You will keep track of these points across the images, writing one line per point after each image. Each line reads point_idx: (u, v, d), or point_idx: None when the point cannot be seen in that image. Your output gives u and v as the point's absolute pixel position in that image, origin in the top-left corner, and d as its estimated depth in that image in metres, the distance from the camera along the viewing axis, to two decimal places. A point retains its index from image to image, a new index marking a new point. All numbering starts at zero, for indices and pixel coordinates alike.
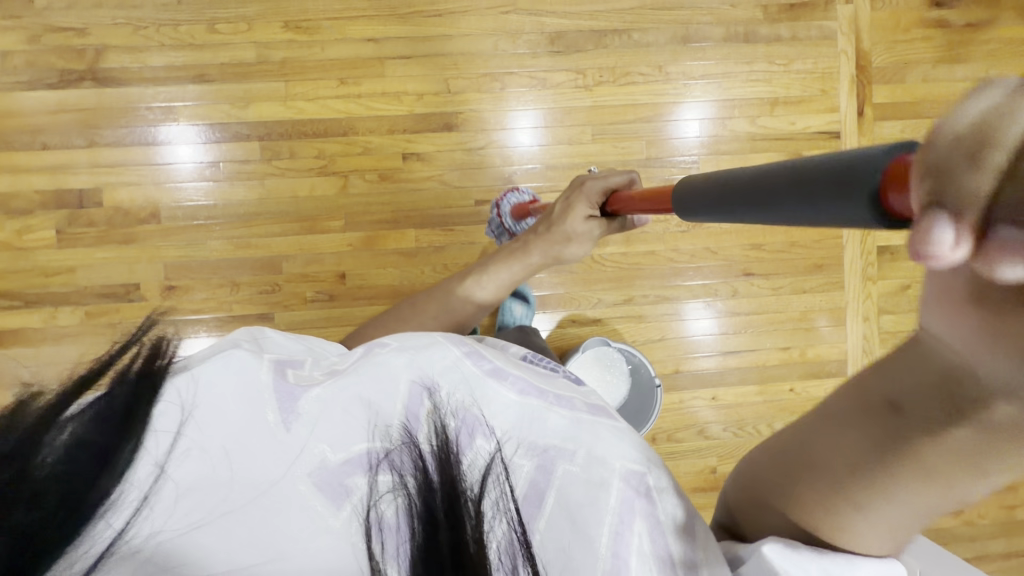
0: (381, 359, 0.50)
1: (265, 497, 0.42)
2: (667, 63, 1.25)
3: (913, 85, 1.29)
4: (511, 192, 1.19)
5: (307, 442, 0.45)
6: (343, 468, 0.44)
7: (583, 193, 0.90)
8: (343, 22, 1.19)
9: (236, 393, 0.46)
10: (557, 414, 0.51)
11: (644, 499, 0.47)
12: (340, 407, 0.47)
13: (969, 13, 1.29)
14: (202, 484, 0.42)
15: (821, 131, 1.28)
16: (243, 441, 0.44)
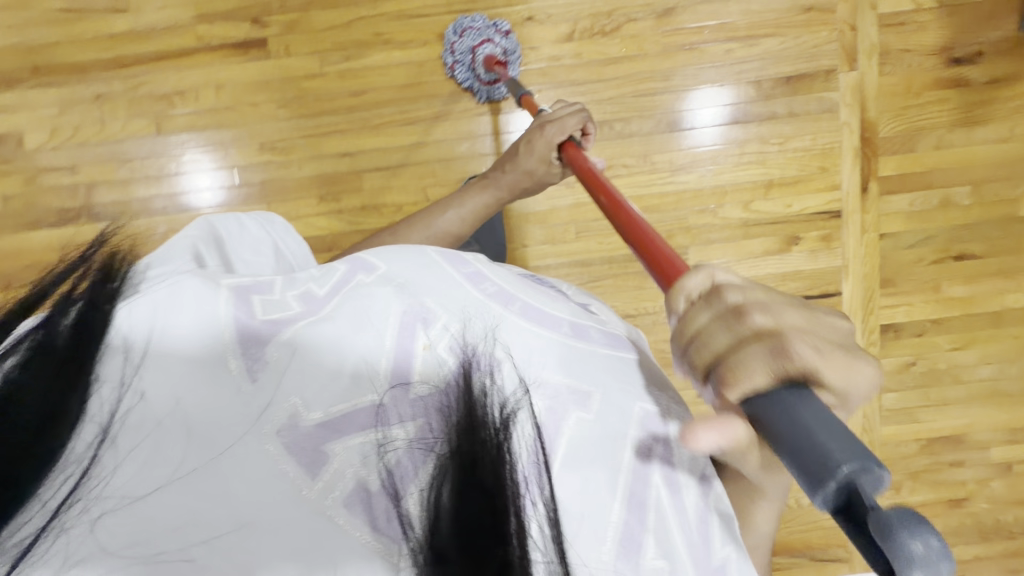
0: (363, 296, 0.51)
1: (243, 446, 0.40)
2: (652, 152, 1.19)
3: (925, 153, 1.19)
4: (489, 42, 1.12)
5: (279, 392, 0.43)
6: (317, 432, 0.41)
7: (530, 145, 0.96)
8: (318, 138, 1.19)
9: (194, 332, 0.45)
10: (574, 346, 0.55)
11: (658, 425, 0.51)
12: (317, 350, 0.46)
13: (991, 68, 1.16)
14: (171, 433, 0.39)
15: (822, 211, 1.21)
16: (207, 388, 0.42)
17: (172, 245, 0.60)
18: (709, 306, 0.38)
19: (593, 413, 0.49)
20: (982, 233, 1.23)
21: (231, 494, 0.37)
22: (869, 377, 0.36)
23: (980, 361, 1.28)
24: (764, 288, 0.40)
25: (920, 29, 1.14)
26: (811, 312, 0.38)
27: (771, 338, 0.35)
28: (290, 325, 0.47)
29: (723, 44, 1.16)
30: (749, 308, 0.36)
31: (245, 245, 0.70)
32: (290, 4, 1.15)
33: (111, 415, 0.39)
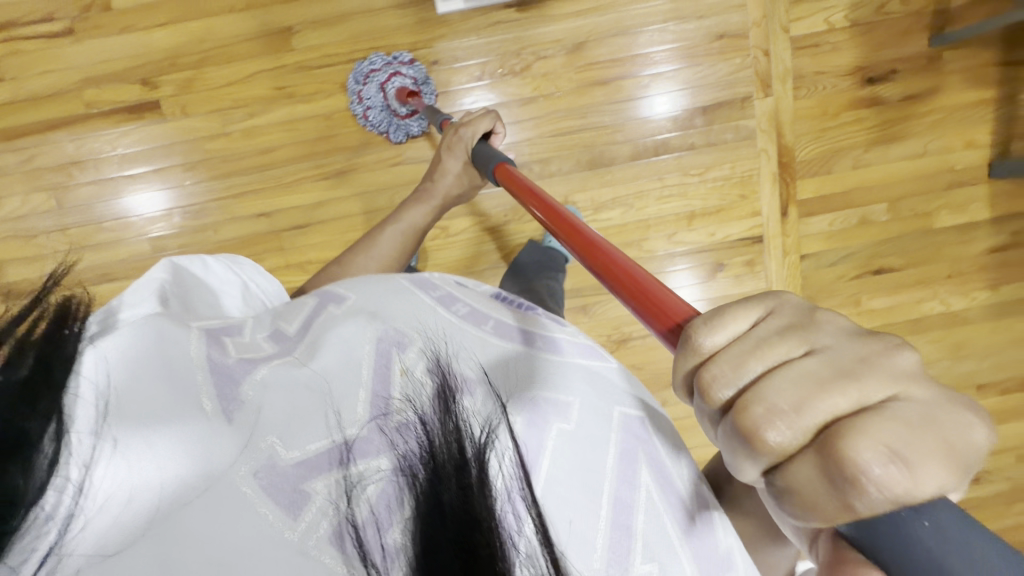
0: (338, 330, 0.46)
1: (213, 491, 0.34)
2: (574, 192, 1.18)
3: (843, 174, 1.20)
4: (393, 76, 1.07)
5: (254, 432, 0.37)
6: (297, 471, 0.36)
7: (455, 146, 0.96)
8: (231, 200, 1.15)
9: (159, 369, 0.39)
10: (554, 360, 0.50)
11: (639, 426, 0.48)
12: (291, 383, 0.41)
13: (907, 85, 1.15)
14: (134, 487, 0.33)
15: (743, 239, 1.23)
16: (174, 428, 0.36)
17: (134, 287, 0.53)
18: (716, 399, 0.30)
19: (574, 422, 0.45)
20: (900, 247, 1.25)
21: (201, 549, 0.31)
22: (969, 433, 0.25)
23: None
24: (771, 338, 0.30)
25: (833, 50, 1.12)
26: (850, 372, 0.27)
27: (805, 465, 0.26)
28: (267, 365, 0.43)
29: (638, 77, 1.13)
30: (757, 422, 0.27)
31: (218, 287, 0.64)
32: (181, 61, 1.08)
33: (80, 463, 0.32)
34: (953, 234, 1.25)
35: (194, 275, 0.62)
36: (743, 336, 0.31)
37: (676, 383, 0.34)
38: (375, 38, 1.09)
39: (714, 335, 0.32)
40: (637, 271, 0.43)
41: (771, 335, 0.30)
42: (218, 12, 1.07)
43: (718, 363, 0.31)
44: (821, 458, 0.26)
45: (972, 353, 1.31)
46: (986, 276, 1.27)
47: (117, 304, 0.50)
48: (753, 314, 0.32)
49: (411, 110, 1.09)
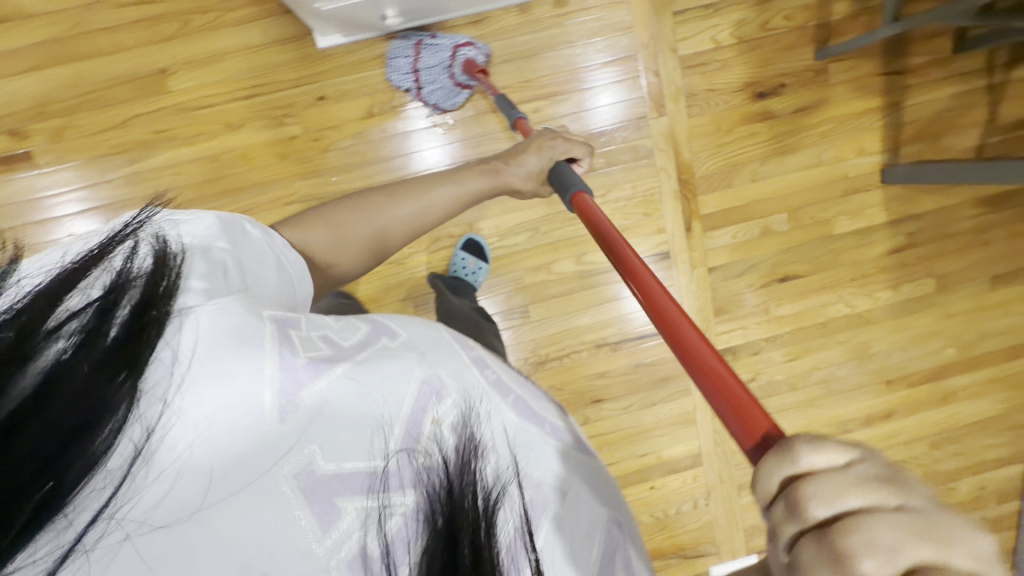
0: (394, 360, 0.44)
1: (253, 489, 0.37)
2: (478, 220, 1.21)
3: (743, 187, 1.22)
4: (467, 45, 1.06)
5: (299, 437, 0.39)
6: (330, 483, 0.39)
7: (543, 150, 0.94)
8: None
9: (232, 351, 0.39)
10: (565, 449, 0.49)
11: (621, 535, 0.48)
12: (342, 408, 0.41)
13: (795, 98, 1.19)
14: (206, 465, 0.37)
15: (651, 255, 1.23)
16: (232, 417, 0.38)
17: (198, 224, 0.47)
18: (792, 518, 0.27)
19: (569, 507, 0.44)
20: (804, 254, 1.28)
21: (231, 542, 0.36)
22: None
23: (813, 367, 1.36)
24: (870, 480, 0.26)
25: (722, 67, 1.15)
26: (943, 537, 0.24)
27: None
28: (330, 375, 0.41)
29: (532, 102, 1.12)
30: (850, 548, 0.24)
31: (251, 257, 0.49)
32: (50, 108, 1.05)
33: (146, 429, 0.35)
34: (852, 239, 1.29)
35: (250, 234, 0.52)
36: (838, 467, 0.27)
37: (763, 487, 0.29)
38: (259, 76, 1.06)
39: (814, 458, 0.28)
40: (688, 340, 0.48)
41: (868, 473, 0.26)
42: (87, 56, 1.04)
43: (815, 480, 0.27)
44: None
45: (876, 350, 1.37)
46: (887, 277, 1.32)
47: (170, 231, 0.45)
48: (851, 449, 0.28)
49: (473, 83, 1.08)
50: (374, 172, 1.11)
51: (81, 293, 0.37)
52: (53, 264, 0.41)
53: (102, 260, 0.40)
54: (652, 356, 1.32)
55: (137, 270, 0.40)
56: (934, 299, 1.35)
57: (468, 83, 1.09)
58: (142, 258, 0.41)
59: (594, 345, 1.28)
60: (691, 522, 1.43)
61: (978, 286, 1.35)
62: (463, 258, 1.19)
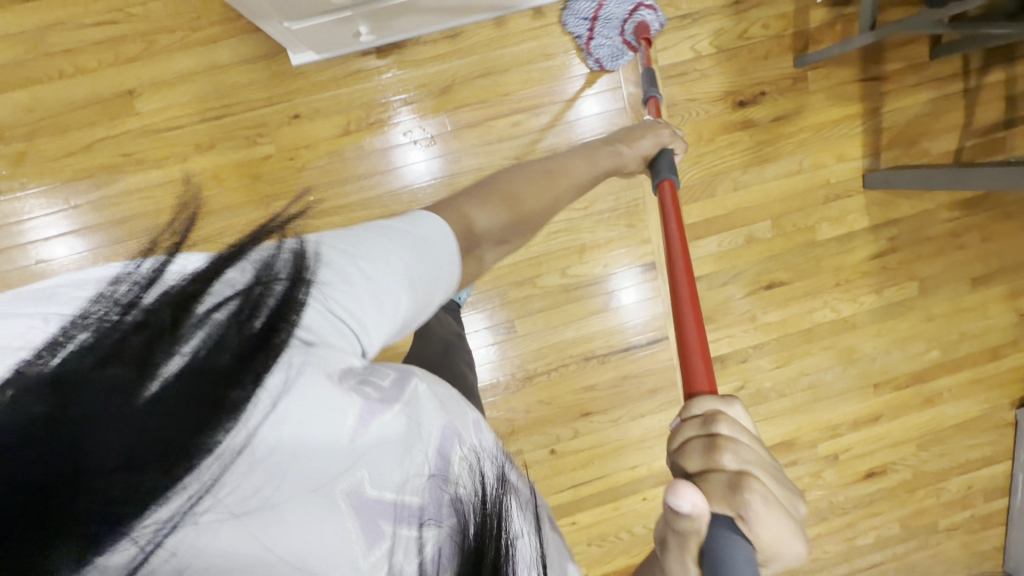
0: (433, 396, 0.43)
1: (314, 499, 0.33)
2: None
3: (724, 197, 1.22)
4: (649, 12, 1.04)
5: (364, 454, 0.36)
6: (382, 506, 0.35)
7: (656, 137, 0.84)
8: None
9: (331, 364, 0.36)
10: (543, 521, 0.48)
11: None
12: (402, 433, 0.38)
13: (775, 106, 1.18)
14: (286, 468, 0.32)
15: (637, 265, 1.23)
16: (315, 422, 0.34)
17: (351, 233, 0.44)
18: (698, 426, 0.40)
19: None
20: (787, 262, 1.28)
21: (287, 555, 0.31)
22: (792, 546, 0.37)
23: (800, 373, 1.36)
24: (756, 441, 0.40)
25: (702, 77, 1.14)
26: (782, 482, 0.37)
27: (719, 479, 0.37)
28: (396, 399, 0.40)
29: (513, 115, 1.10)
30: (721, 445, 0.38)
31: None
32: (9, 134, 1.01)
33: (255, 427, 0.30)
34: (834, 245, 1.29)
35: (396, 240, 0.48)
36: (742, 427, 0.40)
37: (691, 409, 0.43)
38: (226, 96, 1.03)
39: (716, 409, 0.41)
40: (687, 344, 0.53)
41: (743, 429, 0.40)
42: (46, 80, 1.00)
43: (728, 421, 0.40)
44: (728, 482, 0.36)
45: (861, 355, 1.37)
46: (869, 281, 1.33)
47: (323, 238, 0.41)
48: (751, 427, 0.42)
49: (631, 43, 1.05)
50: (349, 191, 1.08)
51: (234, 275, 0.33)
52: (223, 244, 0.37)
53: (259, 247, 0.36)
54: (639, 368, 1.30)
55: (284, 272, 0.36)
56: (916, 302, 1.36)
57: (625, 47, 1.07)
58: (293, 258, 0.37)
59: (582, 358, 1.27)
60: None
61: (958, 288, 1.36)
62: None
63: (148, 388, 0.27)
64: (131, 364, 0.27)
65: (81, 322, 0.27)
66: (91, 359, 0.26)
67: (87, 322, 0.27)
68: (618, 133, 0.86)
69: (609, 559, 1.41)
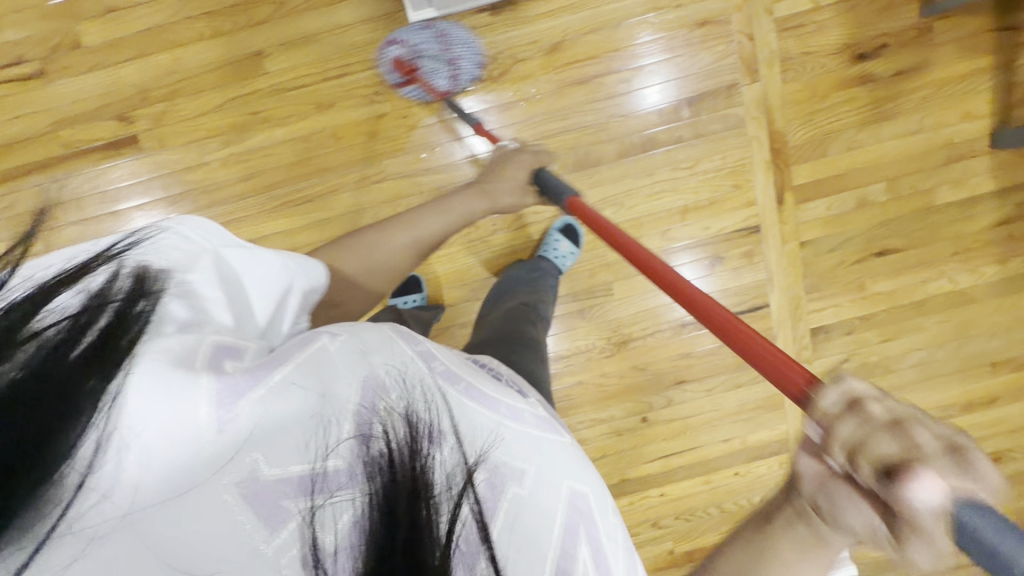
0: (330, 359, 0.42)
1: (198, 493, 0.35)
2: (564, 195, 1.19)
3: (837, 157, 1.17)
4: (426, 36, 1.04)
5: (245, 440, 0.37)
6: (278, 485, 0.36)
7: (519, 162, 0.93)
8: None
9: (168, 376, 0.36)
10: (516, 429, 0.49)
11: (580, 515, 0.47)
12: (285, 408, 0.39)
13: (895, 60, 1.13)
14: (146, 478, 0.34)
15: (741, 230, 1.18)
16: (165, 432, 0.35)
17: (188, 259, 0.46)
18: (854, 420, 0.34)
19: (527, 490, 0.45)
20: (902, 227, 1.21)
21: (180, 549, 0.33)
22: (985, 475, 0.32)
23: (908, 349, 1.28)
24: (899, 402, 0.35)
25: (818, 30, 1.12)
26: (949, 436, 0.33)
27: (854, 422, 0.34)
28: (270, 377, 0.40)
29: (622, 73, 1.11)
30: (911, 430, 0.32)
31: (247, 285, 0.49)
32: (152, 95, 1.09)
33: (100, 446, 0.33)
34: (955, 210, 1.21)
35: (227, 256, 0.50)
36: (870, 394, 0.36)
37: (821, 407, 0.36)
38: (349, 55, 1.08)
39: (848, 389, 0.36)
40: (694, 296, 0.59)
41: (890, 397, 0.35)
42: (186, 43, 1.08)
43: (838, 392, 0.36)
44: (953, 462, 0.31)
45: (979, 331, 1.28)
46: (992, 251, 1.24)
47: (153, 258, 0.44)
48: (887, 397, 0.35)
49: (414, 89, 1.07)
50: (456, 148, 1.11)
51: (61, 310, 0.36)
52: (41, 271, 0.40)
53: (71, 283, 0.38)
54: None
55: (116, 292, 0.39)
56: None
57: (407, 82, 1.07)
58: (117, 285, 0.40)
59: (678, 324, 1.25)
60: None
61: None
62: (557, 239, 1.19)
63: None
64: None
65: None
66: None
67: None
68: (489, 169, 0.94)
69: (697, 536, 1.36)
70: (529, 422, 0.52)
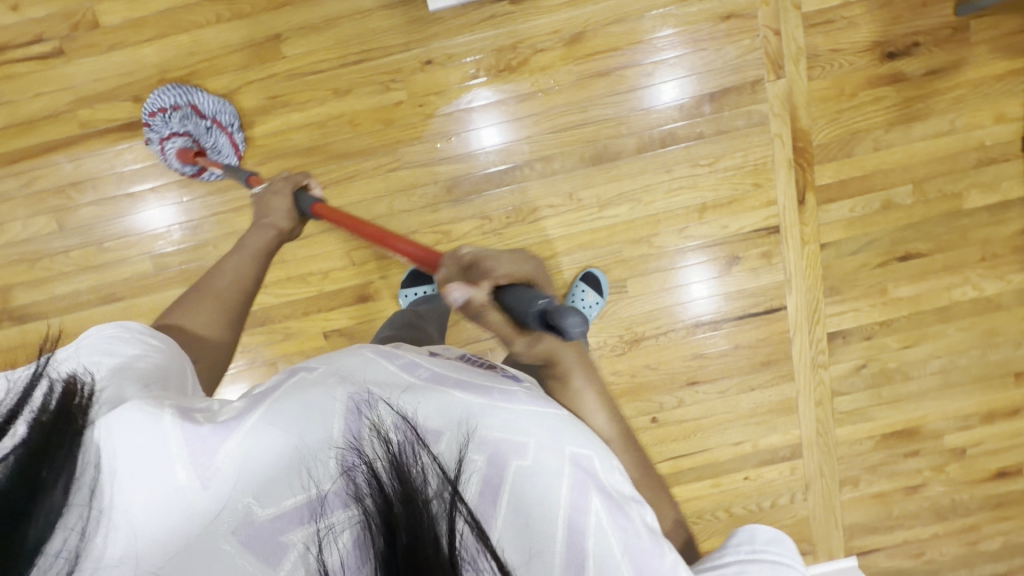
0: (302, 392, 0.45)
1: (198, 547, 0.38)
2: (578, 188, 1.14)
3: (863, 157, 1.14)
4: (168, 136, 1.03)
5: (232, 487, 0.40)
6: (274, 523, 0.39)
7: (277, 189, 0.88)
8: (231, 214, 1.12)
9: (136, 449, 0.40)
10: (509, 407, 0.49)
11: (587, 474, 0.48)
12: (262, 450, 0.42)
13: (927, 59, 1.10)
14: (151, 541, 0.38)
15: (760, 229, 1.16)
16: (155, 497, 0.39)
17: (107, 358, 0.49)
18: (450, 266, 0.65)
19: (530, 459, 0.47)
20: (928, 232, 1.18)
21: None
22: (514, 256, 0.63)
23: (927, 356, 1.26)
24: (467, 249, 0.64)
25: (849, 25, 1.09)
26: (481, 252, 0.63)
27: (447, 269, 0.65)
28: (241, 425, 0.42)
29: (643, 65, 1.09)
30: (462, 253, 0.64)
31: (159, 373, 0.51)
32: (170, 76, 1.08)
33: (84, 531, 0.37)
34: (984, 216, 1.18)
35: (125, 347, 0.52)
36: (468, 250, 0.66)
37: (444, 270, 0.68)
38: (367, 41, 1.07)
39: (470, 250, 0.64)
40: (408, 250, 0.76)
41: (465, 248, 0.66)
42: (205, 24, 1.07)
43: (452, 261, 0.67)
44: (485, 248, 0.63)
45: (1003, 339, 1.25)
46: (1019, 259, 1.20)
47: (76, 366, 0.47)
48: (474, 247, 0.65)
49: (197, 169, 1.06)
50: (474, 140, 1.11)
51: (12, 432, 0.39)
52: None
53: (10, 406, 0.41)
54: (753, 338, 1.24)
55: (49, 400, 0.42)
56: None
57: (201, 168, 1.06)
58: (53, 395, 0.42)
59: (692, 324, 1.23)
60: (785, 517, 1.35)
61: None
62: (581, 290, 1.14)
63: None
64: None
65: None
66: None
67: None
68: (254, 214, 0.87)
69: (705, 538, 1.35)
70: (524, 397, 0.51)
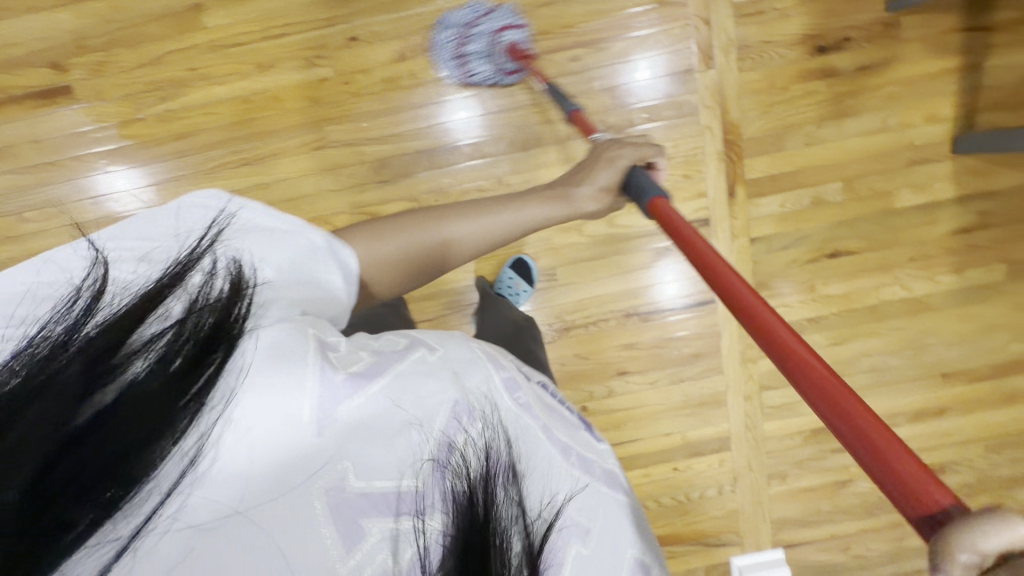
0: (424, 377, 0.42)
1: (288, 499, 0.35)
2: (508, 175, 1.10)
3: (794, 152, 1.14)
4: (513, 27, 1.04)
5: (336, 450, 0.37)
6: (359, 501, 0.36)
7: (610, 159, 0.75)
8: (153, 187, 1.10)
9: (277, 371, 0.38)
10: (587, 483, 0.47)
11: None
12: (380, 422, 0.39)
13: (858, 55, 1.10)
14: (250, 476, 0.35)
15: (690, 222, 1.15)
16: (275, 432, 0.36)
17: (281, 257, 0.47)
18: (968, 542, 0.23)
19: (589, 548, 0.43)
20: (859, 229, 1.18)
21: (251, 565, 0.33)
22: None
23: (862, 352, 1.24)
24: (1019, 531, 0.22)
25: (781, 18, 1.08)
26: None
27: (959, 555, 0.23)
28: (369, 393, 0.40)
29: (572, 49, 1.08)
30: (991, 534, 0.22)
31: (310, 291, 0.48)
32: (90, 44, 1.06)
33: (193, 458, 0.34)
34: (915, 215, 1.18)
35: (300, 249, 0.49)
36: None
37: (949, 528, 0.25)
38: (289, 16, 1.06)
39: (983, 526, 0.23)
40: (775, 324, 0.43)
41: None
42: None
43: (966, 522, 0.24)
44: None
45: (937, 341, 1.24)
46: (950, 259, 1.20)
47: (246, 253, 0.45)
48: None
49: (513, 69, 1.06)
50: (403, 120, 1.09)
51: (163, 311, 0.38)
52: (133, 262, 0.43)
53: (174, 285, 0.40)
54: (685, 330, 1.25)
55: (211, 290, 0.40)
56: (1003, 289, 1.21)
57: (518, 69, 1.06)
58: (216, 285, 0.40)
59: (622, 314, 1.23)
60: (715, 509, 1.35)
61: None
62: (510, 277, 1.20)
63: (82, 415, 0.33)
64: (69, 394, 0.33)
65: (28, 358, 0.35)
66: (37, 387, 0.33)
67: (17, 375, 0.34)
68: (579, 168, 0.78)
69: None
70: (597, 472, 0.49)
